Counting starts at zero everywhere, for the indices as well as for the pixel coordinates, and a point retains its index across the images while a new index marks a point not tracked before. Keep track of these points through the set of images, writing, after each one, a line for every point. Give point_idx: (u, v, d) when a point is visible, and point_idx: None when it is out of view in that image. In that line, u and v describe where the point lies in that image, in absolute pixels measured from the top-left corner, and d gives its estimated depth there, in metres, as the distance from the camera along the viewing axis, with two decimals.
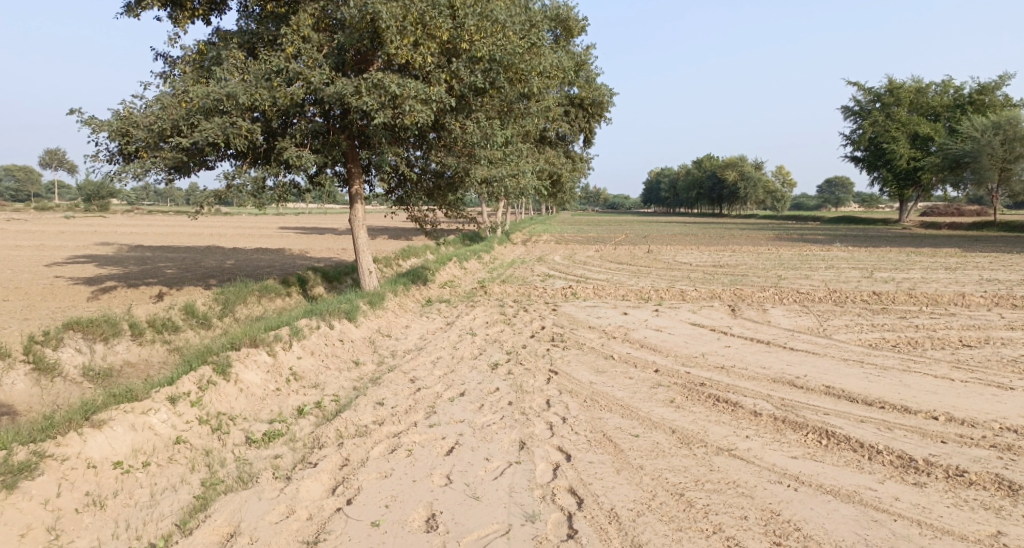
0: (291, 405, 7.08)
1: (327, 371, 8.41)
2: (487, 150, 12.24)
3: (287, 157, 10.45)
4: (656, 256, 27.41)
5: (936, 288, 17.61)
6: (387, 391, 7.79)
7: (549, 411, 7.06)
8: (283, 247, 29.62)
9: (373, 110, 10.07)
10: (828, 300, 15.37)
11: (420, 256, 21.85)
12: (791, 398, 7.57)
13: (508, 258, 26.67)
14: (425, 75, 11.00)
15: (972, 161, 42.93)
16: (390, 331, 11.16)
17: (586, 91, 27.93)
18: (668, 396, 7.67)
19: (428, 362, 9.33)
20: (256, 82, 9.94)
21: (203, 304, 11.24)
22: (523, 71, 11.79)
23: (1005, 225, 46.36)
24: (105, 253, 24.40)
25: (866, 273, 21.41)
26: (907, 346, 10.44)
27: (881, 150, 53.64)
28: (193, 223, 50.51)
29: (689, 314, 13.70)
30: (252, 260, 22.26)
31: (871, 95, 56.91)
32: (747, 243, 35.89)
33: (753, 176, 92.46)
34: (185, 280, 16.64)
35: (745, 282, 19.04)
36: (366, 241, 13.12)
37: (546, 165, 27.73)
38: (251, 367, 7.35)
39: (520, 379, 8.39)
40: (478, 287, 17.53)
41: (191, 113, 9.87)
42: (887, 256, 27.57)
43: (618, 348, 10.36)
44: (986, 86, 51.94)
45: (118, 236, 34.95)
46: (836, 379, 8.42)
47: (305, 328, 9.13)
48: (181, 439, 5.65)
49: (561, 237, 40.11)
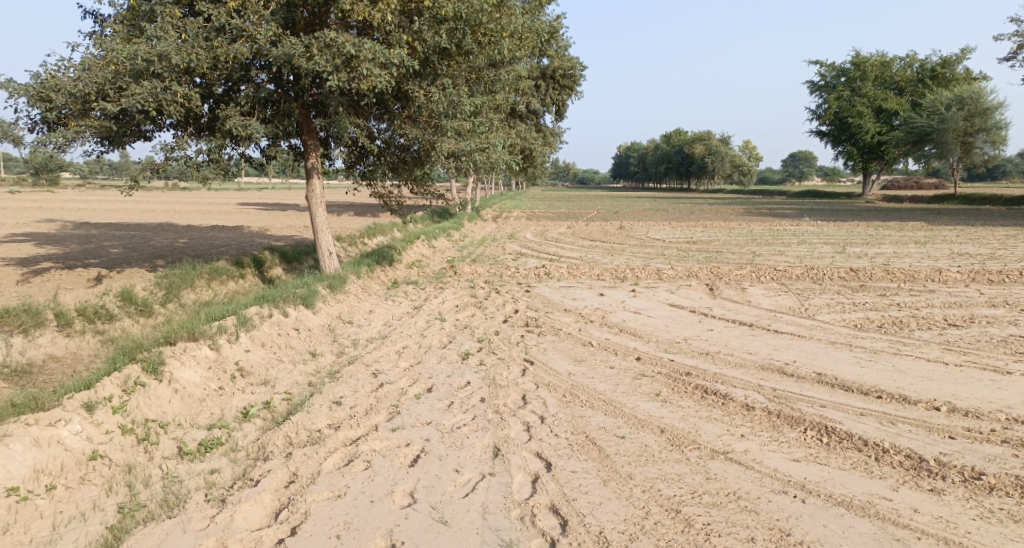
0: (234, 407, 6.30)
1: (279, 366, 7.61)
2: (455, 121, 11.41)
3: (231, 126, 9.54)
4: (628, 233, 26.93)
5: (911, 263, 17.43)
6: (346, 387, 7.04)
7: (526, 409, 6.41)
8: (242, 224, 28.35)
9: (325, 72, 9.15)
10: (806, 278, 15.03)
11: (386, 234, 20.93)
12: (783, 388, 7.06)
13: (478, 235, 25.81)
14: (385, 37, 10.13)
15: (936, 137, 43.33)
16: (351, 317, 10.37)
17: (558, 62, 27.09)
18: (653, 388, 7.08)
19: (392, 352, 8.60)
20: (193, 42, 8.95)
21: (142, 290, 10.34)
22: (492, 32, 10.93)
23: (965, 199, 47.13)
24: (47, 232, 22.88)
25: (839, 248, 21.25)
26: (893, 327, 10.07)
27: (848, 125, 53.89)
28: (149, 200, 48.37)
29: (667, 294, 13.19)
30: (207, 239, 21.06)
31: (837, 69, 57.11)
32: (718, 218, 35.68)
33: (721, 151, 92.79)
34: (130, 261, 15.53)
35: (721, 258, 18.67)
36: (325, 220, 12.23)
37: (516, 138, 26.91)
38: (190, 364, 6.53)
39: (493, 371, 7.72)
40: (446, 266, 16.77)
41: (119, 75, 8.85)
42: (857, 231, 27.53)
43: (596, 333, 9.75)
44: (949, 60, 52.46)
45: (66, 213, 33.11)
46: (826, 365, 7.96)
47: (254, 317, 8.29)
48: (97, 455, 4.89)
49: (533, 213, 39.35)
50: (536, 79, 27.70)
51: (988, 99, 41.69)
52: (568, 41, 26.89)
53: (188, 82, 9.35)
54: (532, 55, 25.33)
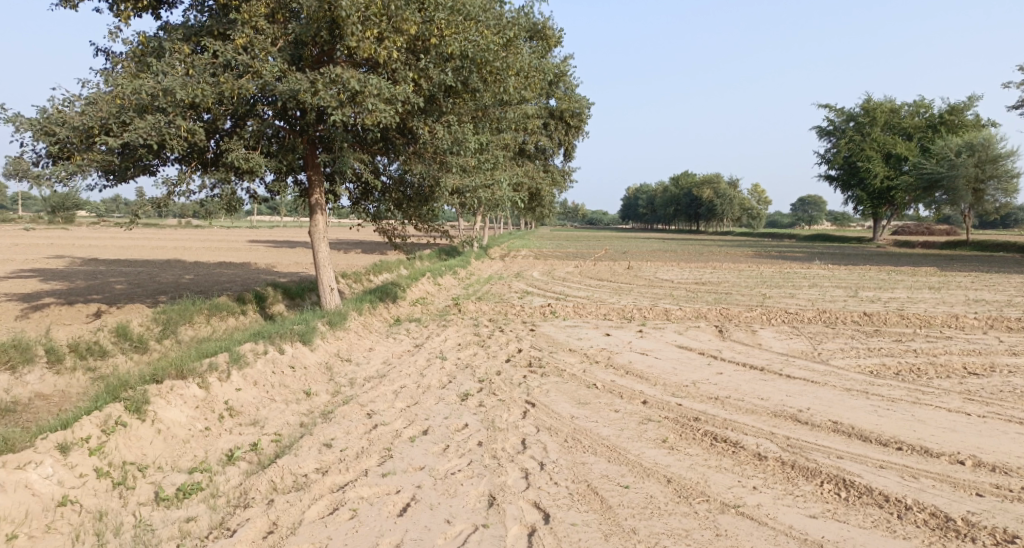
0: (220, 448, 6.04)
1: (270, 405, 7.34)
2: (460, 157, 11.35)
3: (234, 160, 9.50)
4: (636, 273, 26.70)
5: (926, 308, 17.03)
6: (338, 428, 6.76)
7: (525, 454, 6.08)
8: (250, 260, 28.41)
9: (329, 108, 9.13)
10: (818, 321, 14.68)
11: (392, 271, 20.82)
12: (796, 436, 6.71)
13: (485, 273, 25.68)
14: (391, 74, 10.15)
15: (946, 182, 43.19)
16: (350, 355, 10.13)
17: (567, 104, 27.36)
18: (659, 434, 6.75)
19: (390, 391, 8.32)
20: (199, 77, 8.99)
21: (139, 326, 10.19)
22: (499, 70, 10.93)
23: (978, 244, 46.69)
24: (55, 266, 22.96)
25: (851, 292, 20.88)
26: (911, 373, 9.69)
27: (858, 169, 53.94)
28: (161, 236, 48.74)
29: (675, 336, 12.88)
30: (213, 275, 21.01)
31: (846, 114, 57.50)
32: (728, 260, 35.43)
33: (730, 193, 93.07)
34: (133, 296, 15.44)
35: (730, 300, 18.36)
36: (328, 255, 12.10)
37: (525, 178, 26.97)
38: (175, 403, 6.30)
39: (493, 413, 7.42)
40: (451, 304, 16.56)
41: (124, 110, 8.86)
42: (869, 275, 27.18)
43: (601, 375, 9.43)
44: (957, 106, 52.72)
45: (77, 248, 33.38)
46: (842, 413, 7.59)
47: (248, 355, 8.08)
48: (67, 501, 4.65)
49: (542, 252, 39.27)
50: (545, 120, 27.91)
51: (998, 146, 41.65)
52: (577, 84, 27.18)
53: (193, 117, 9.36)
54: (541, 96, 25.56)
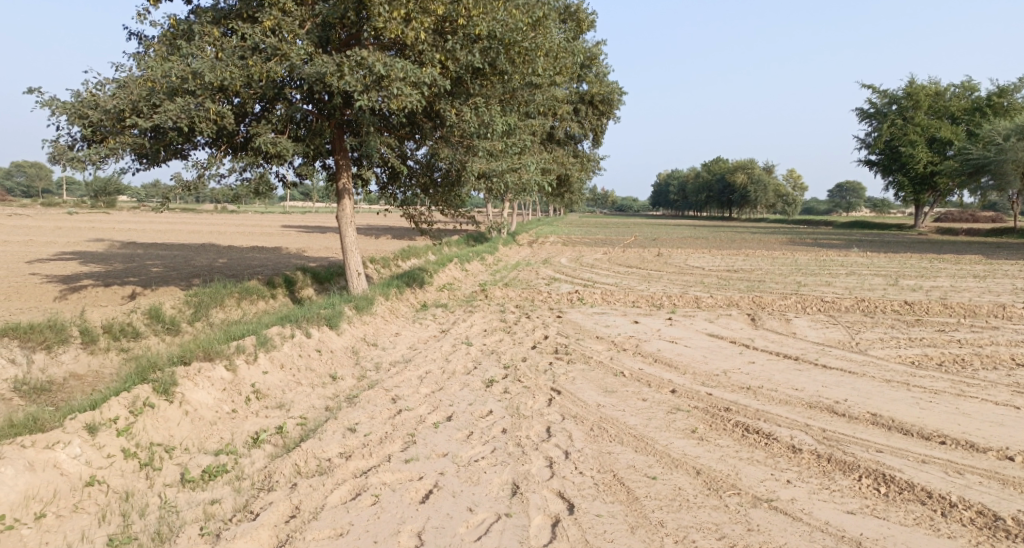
0: (245, 431, 6.05)
1: (296, 389, 7.35)
2: (487, 141, 11.20)
3: (262, 144, 9.51)
4: (667, 260, 26.30)
5: (970, 298, 16.38)
6: (362, 413, 6.73)
7: (550, 442, 5.97)
8: (281, 245, 28.77)
9: (355, 91, 9.05)
10: (856, 310, 14.22)
11: (420, 256, 20.85)
12: (833, 429, 6.46)
13: (513, 259, 25.57)
14: (418, 56, 10.02)
15: (993, 168, 41.53)
16: (376, 339, 10.12)
17: (598, 88, 26.93)
18: (688, 424, 6.57)
19: (415, 376, 8.27)
20: (227, 60, 8.99)
21: (171, 308, 10.34)
22: (527, 52, 10.70)
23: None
24: (94, 250, 23.53)
25: (891, 280, 20.23)
26: (955, 365, 9.29)
27: (899, 154, 52.24)
28: (197, 221, 49.70)
29: (705, 324, 12.60)
30: (245, 259, 21.31)
31: (887, 97, 55.63)
32: (761, 247, 34.71)
33: (764, 179, 91.13)
34: (168, 279, 15.72)
35: (764, 288, 17.94)
36: (355, 240, 12.09)
37: (554, 163, 26.69)
38: (202, 385, 6.32)
39: (518, 400, 7.31)
40: (478, 290, 16.50)
41: (154, 93, 8.91)
42: (909, 263, 26.33)
43: (629, 363, 9.25)
44: (1007, 88, 50.57)
45: (116, 233, 34.24)
46: (881, 405, 7.30)
47: (275, 338, 8.10)
48: (94, 481, 4.69)
49: (570, 238, 38.96)
50: (575, 105, 27.53)
51: None
52: (609, 68, 26.73)
53: (222, 100, 9.39)
54: (572, 80, 25.19)
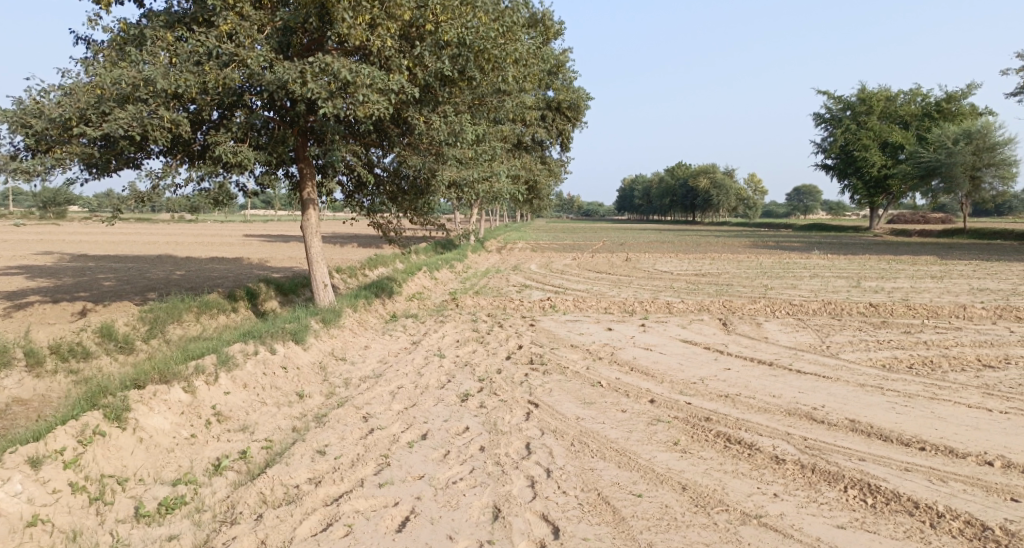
0: (206, 458, 5.68)
1: (261, 409, 6.98)
2: (457, 149, 10.97)
3: (220, 153, 9.11)
4: (635, 265, 26.40)
5: (931, 298, 16.77)
6: (332, 434, 6.41)
7: (530, 460, 5.75)
8: (242, 255, 28.00)
9: (319, 99, 8.72)
10: (823, 313, 14.39)
11: (387, 266, 20.45)
12: (814, 437, 6.39)
13: (482, 267, 25.33)
14: (385, 62, 9.75)
15: (943, 171, 42.95)
16: (345, 353, 9.78)
17: (563, 95, 26.91)
18: (670, 436, 6.42)
19: (386, 392, 7.97)
20: (182, 66, 8.59)
21: (125, 325, 9.84)
22: (497, 58, 10.52)
23: (975, 232, 46.57)
24: (43, 263, 22.47)
25: (853, 282, 20.62)
26: (925, 367, 9.39)
27: (854, 158, 53.73)
28: (154, 232, 48.18)
29: (678, 330, 12.56)
30: (204, 271, 20.60)
31: (842, 103, 57.22)
32: (726, 251, 35.18)
33: (725, 184, 92.89)
34: (122, 294, 15.06)
35: (732, 292, 18.08)
36: (320, 250, 11.71)
37: (522, 169, 26.58)
38: (159, 409, 5.93)
39: (494, 415, 7.08)
40: (448, 299, 16.21)
41: (104, 100, 8.44)
42: (869, 264, 26.95)
43: (605, 372, 9.10)
44: (955, 94, 52.49)
45: (65, 245, 32.92)
46: (859, 410, 7.28)
47: (238, 355, 7.71)
48: (38, 520, 4.30)
49: (538, 244, 38.92)
50: (542, 111, 27.51)
51: (996, 134, 41.48)
52: (574, 74, 26.80)
53: (177, 107, 8.97)
54: (538, 87, 25.14)
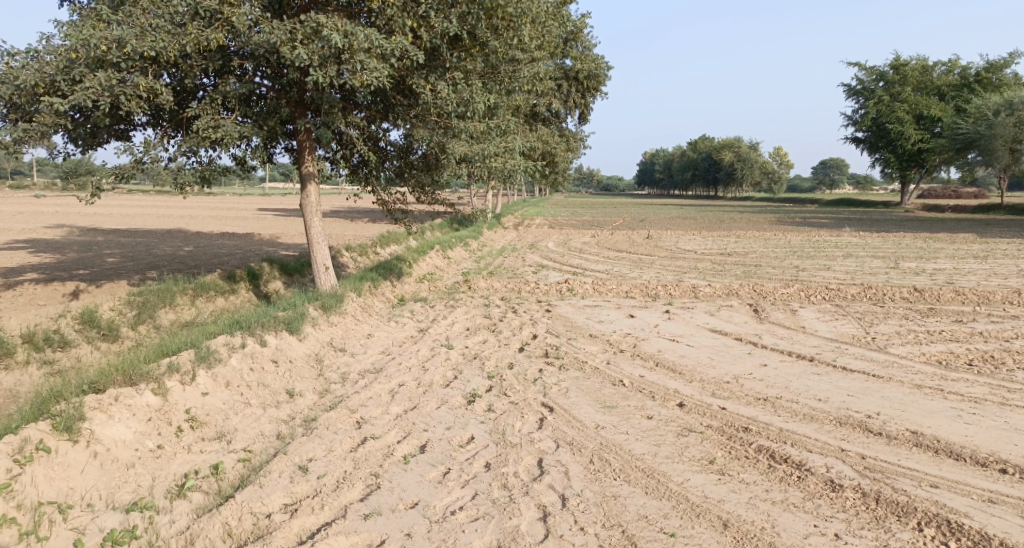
0: (171, 475, 4.96)
1: (243, 412, 6.24)
2: (468, 121, 10.06)
3: (201, 127, 8.31)
4: (657, 243, 25.35)
5: (978, 282, 15.54)
6: (320, 443, 5.66)
7: (542, 483, 4.95)
8: (254, 230, 27.44)
9: (312, 67, 7.86)
10: (864, 298, 13.32)
11: (400, 243, 19.66)
12: (873, 455, 5.50)
13: (498, 244, 24.46)
14: (386, 23, 8.86)
15: (982, 143, 40.83)
16: (345, 343, 9.02)
17: (580, 64, 25.64)
18: (704, 452, 5.58)
19: (386, 391, 7.21)
20: (159, 26, 7.78)
21: (111, 311, 9.21)
22: (511, 17, 9.56)
23: (1013, 208, 44.53)
24: (50, 238, 22.04)
25: (891, 263, 19.37)
26: (987, 364, 8.39)
27: (886, 131, 51.57)
28: (170, 205, 48.03)
29: (706, 317, 11.64)
30: (212, 247, 20.03)
31: (874, 73, 54.85)
32: (752, 228, 33.82)
33: (750, 157, 90.45)
34: (122, 272, 14.50)
35: (761, 273, 17.03)
36: (320, 230, 10.91)
37: (539, 143, 25.48)
38: (121, 417, 5.23)
39: (503, 422, 6.28)
40: (461, 280, 15.39)
41: (75, 65, 7.69)
42: (905, 243, 25.54)
43: (628, 368, 8.25)
44: (995, 63, 49.91)
45: (80, 218, 32.76)
46: (920, 419, 6.36)
47: (221, 349, 6.97)
48: None
49: (556, 220, 37.86)
50: (559, 82, 26.30)
51: None
52: (593, 41, 25.56)
53: (156, 73, 8.19)
54: (555, 56, 23.92)
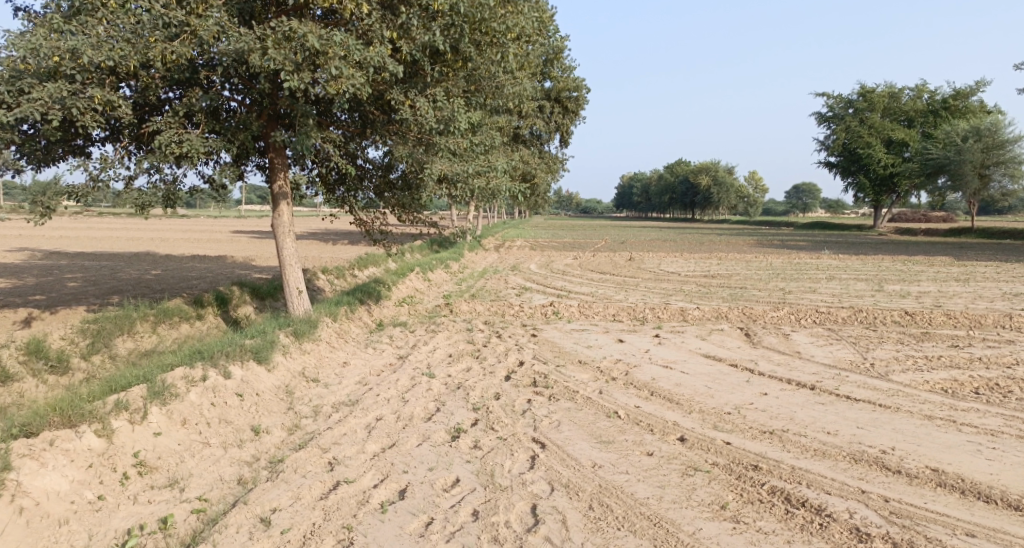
0: (111, 531, 4.32)
1: (201, 453, 5.60)
2: (450, 138, 9.61)
3: (163, 142, 7.73)
4: (639, 265, 25.04)
5: (965, 305, 15.36)
6: (287, 489, 5.04)
7: (537, 536, 4.40)
8: (225, 253, 26.62)
9: (284, 72, 7.37)
10: (854, 322, 13.01)
11: (378, 265, 19.07)
12: (897, 497, 5.03)
13: (479, 266, 23.95)
14: (363, 33, 8.43)
15: (952, 169, 41.47)
16: (318, 374, 8.39)
17: (563, 86, 25.90)
18: (714, 495, 5.07)
19: (361, 426, 6.59)
20: (115, 35, 7.25)
21: (61, 340, 8.49)
22: (495, 30, 9.22)
23: (984, 232, 45.26)
24: (7, 262, 20.99)
25: (875, 286, 19.21)
26: (995, 393, 8.02)
27: (858, 156, 52.40)
28: (136, 227, 46.71)
29: (698, 342, 11.20)
30: (181, 271, 19.23)
31: (843, 100, 55.94)
32: (733, 250, 33.77)
33: (726, 181, 91.51)
34: (81, 297, 13.67)
35: (747, 296, 16.73)
36: (293, 251, 10.30)
37: (519, 164, 25.18)
38: (54, 465, 4.58)
39: (491, 461, 5.72)
40: (441, 304, 14.81)
41: (22, 75, 7.12)
42: (885, 266, 25.52)
43: (621, 399, 7.73)
44: (961, 91, 51.19)
45: (39, 241, 31.74)
46: (938, 455, 5.92)
47: (178, 383, 6.32)
48: None
49: (536, 243, 37.50)
50: (540, 103, 26.18)
51: (1005, 131, 40.07)
52: (572, 63, 25.50)
53: (113, 85, 7.66)
54: (535, 77, 23.77)
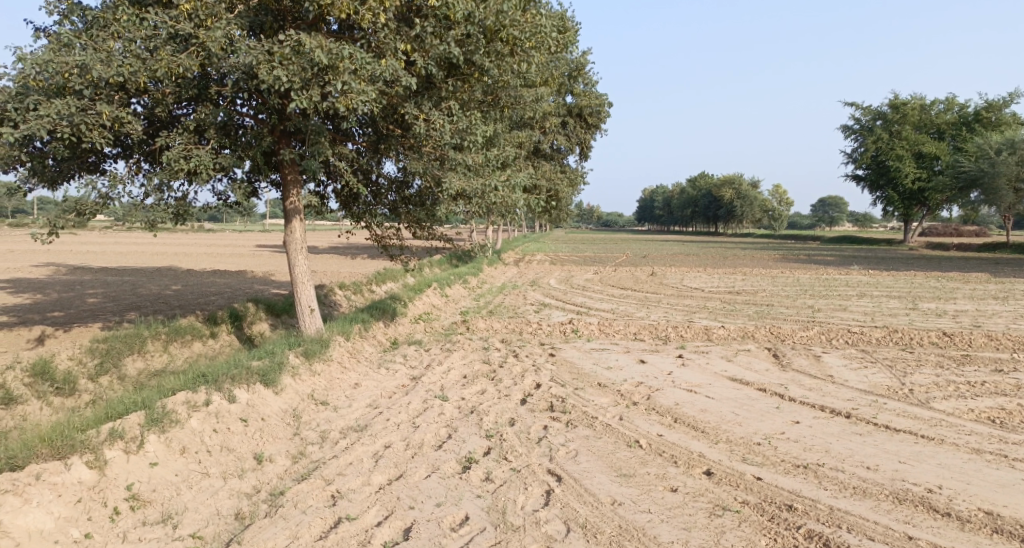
0: None
1: (199, 485, 5.33)
2: (465, 152, 9.36)
3: (172, 158, 7.57)
4: (661, 281, 24.53)
5: (1006, 325, 14.63)
6: (284, 526, 4.74)
7: None
8: (247, 268, 26.68)
9: (293, 86, 7.18)
10: (889, 343, 12.41)
11: (396, 281, 18.87)
12: (949, 546, 4.56)
13: (499, 282, 23.65)
14: (377, 46, 8.23)
15: (986, 182, 40.18)
16: (328, 396, 8.12)
17: (585, 101, 25.65)
18: (744, 539, 4.66)
19: (368, 454, 6.28)
20: (124, 51, 7.14)
21: (69, 360, 8.35)
22: (514, 41, 8.97)
23: (1020, 247, 43.79)
24: (33, 276, 21.22)
25: (909, 304, 18.48)
26: None
27: (887, 169, 51.25)
28: (161, 241, 47.24)
29: (723, 363, 10.74)
30: (201, 286, 19.23)
31: (872, 112, 54.86)
32: (758, 265, 33.05)
33: (750, 195, 90.33)
34: (98, 313, 13.64)
35: (774, 314, 16.16)
36: (306, 269, 10.09)
37: (540, 179, 24.91)
38: (37, 501, 4.34)
39: (503, 496, 5.36)
40: (459, 321, 14.53)
41: (31, 92, 7.04)
42: (918, 283, 24.64)
43: (643, 426, 7.33)
44: (994, 102, 49.87)
45: (66, 255, 32.22)
46: (991, 495, 5.43)
47: (179, 408, 6.09)
48: None
49: (557, 257, 37.09)
50: (562, 118, 25.96)
51: None
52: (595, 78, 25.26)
53: (123, 101, 7.55)
54: (557, 91, 23.55)
